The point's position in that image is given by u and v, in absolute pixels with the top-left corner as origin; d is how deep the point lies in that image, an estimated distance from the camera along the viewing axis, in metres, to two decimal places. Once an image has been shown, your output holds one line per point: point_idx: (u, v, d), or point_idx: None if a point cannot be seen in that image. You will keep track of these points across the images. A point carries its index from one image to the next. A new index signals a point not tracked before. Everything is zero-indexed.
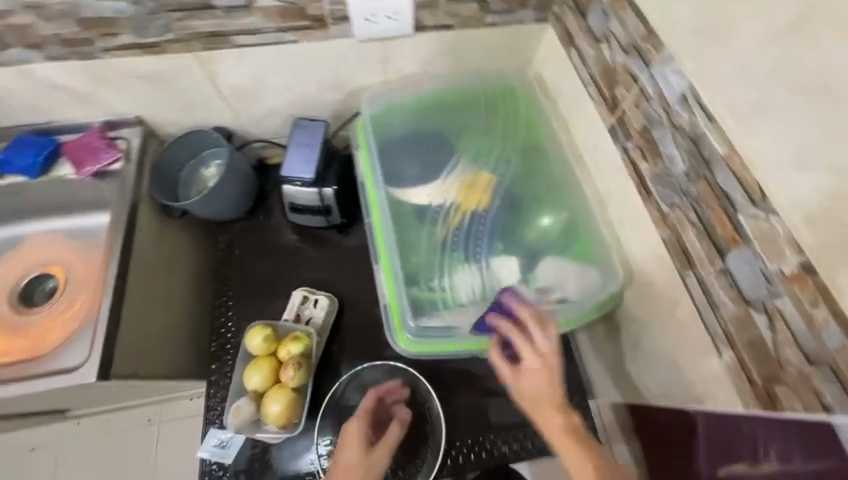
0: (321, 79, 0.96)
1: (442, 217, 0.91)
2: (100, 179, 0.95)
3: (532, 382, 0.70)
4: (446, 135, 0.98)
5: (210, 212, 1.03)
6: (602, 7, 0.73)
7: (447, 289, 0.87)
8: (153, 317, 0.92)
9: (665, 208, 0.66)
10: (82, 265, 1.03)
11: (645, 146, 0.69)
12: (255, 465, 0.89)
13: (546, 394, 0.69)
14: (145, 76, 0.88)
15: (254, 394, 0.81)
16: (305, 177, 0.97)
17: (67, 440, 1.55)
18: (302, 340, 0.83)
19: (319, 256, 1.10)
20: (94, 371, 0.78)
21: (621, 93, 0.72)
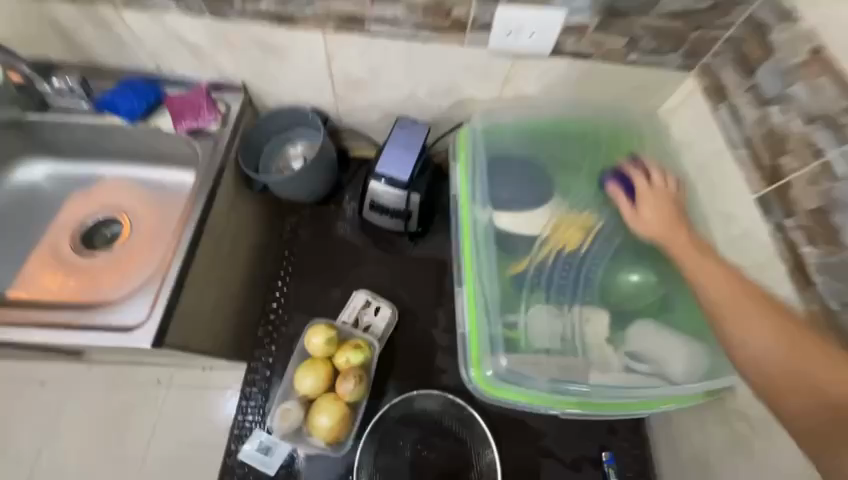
0: (437, 82, 0.92)
1: (537, 251, 0.82)
2: (193, 137, 0.92)
3: (706, 272, 0.63)
4: (553, 166, 0.90)
5: (287, 192, 0.98)
6: (783, 69, 0.65)
7: (536, 332, 0.76)
8: (210, 287, 0.87)
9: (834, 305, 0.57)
10: (151, 217, 1.00)
11: (813, 228, 0.60)
12: (281, 472, 0.82)
13: (724, 290, 0.60)
14: (266, 45, 0.85)
15: (303, 398, 0.74)
16: (399, 179, 0.90)
17: (76, 383, 1.51)
18: (363, 351, 0.76)
19: (384, 260, 1.04)
20: (149, 336, 0.72)
21: (788, 163, 0.64)
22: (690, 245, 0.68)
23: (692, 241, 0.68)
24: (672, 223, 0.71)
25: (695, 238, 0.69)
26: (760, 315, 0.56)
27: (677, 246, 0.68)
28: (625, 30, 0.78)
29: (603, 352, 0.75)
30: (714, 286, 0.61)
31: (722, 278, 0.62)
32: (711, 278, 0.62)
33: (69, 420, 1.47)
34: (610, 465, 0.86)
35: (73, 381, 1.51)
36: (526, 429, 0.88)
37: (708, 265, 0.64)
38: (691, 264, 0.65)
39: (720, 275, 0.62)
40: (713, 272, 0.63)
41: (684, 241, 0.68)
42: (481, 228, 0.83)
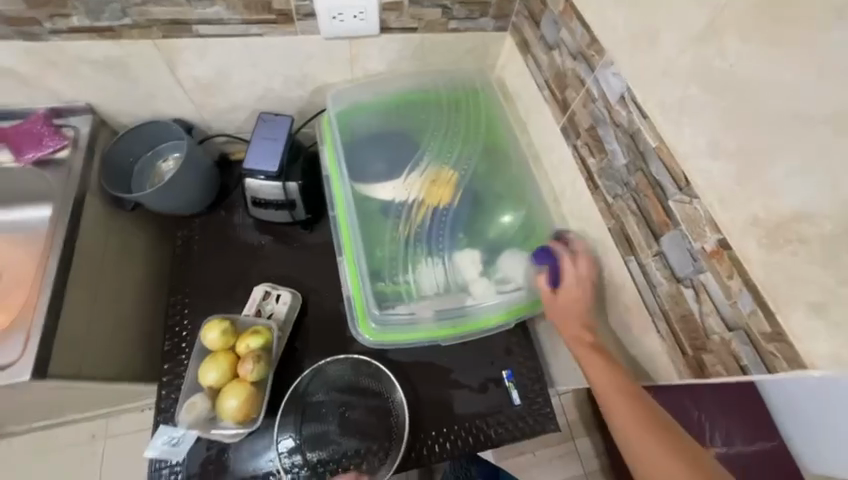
0: (287, 74, 0.97)
1: (407, 212, 0.94)
2: (42, 168, 0.89)
3: (646, 440, 0.57)
4: (411, 134, 1.01)
5: (166, 206, 0.99)
6: (554, 19, 0.80)
7: (412, 282, 0.89)
8: (97, 314, 0.86)
9: (610, 199, 0.72)
10: (19, 262, 0.96)
11: (591, 142, 0.75)
12: (210, 467, 0.85)
13: (670, 462, 0.55)
14: (96, 61, 0.84)
15: (209, 390, 0.78)
16: (268, 171, 0.94)
17: None
18: (263, 334, 0.81)
19: (283, 251, 1.08)
20: (28, 369, 0.72)
21: (571, 95, 0.79)
22: (641, 415, 0.60)
23: (636, 406, 0.61)
24: (611, 379, 0.66)
25: (644, 405, 0.62)
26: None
27: (618, 413, 0.62)
28: (435, 2, 0.88)
29: (478, 285, 0.88)
30: (664, 464, 0.55)
31: (676, 460, 0.55)
32: (659, 465, 0.55)
33: None
34: (509, 381, 1.00)
35: None
36: (433, 368, 0.99)
37: (649, 428, 0.59)
38: (639, 445, 0.58)
39: (674, 457, 0.55)
40: (658, 452, 0.56)
41: (632, 411, 0.61)
42: (352, 200, 0.92)
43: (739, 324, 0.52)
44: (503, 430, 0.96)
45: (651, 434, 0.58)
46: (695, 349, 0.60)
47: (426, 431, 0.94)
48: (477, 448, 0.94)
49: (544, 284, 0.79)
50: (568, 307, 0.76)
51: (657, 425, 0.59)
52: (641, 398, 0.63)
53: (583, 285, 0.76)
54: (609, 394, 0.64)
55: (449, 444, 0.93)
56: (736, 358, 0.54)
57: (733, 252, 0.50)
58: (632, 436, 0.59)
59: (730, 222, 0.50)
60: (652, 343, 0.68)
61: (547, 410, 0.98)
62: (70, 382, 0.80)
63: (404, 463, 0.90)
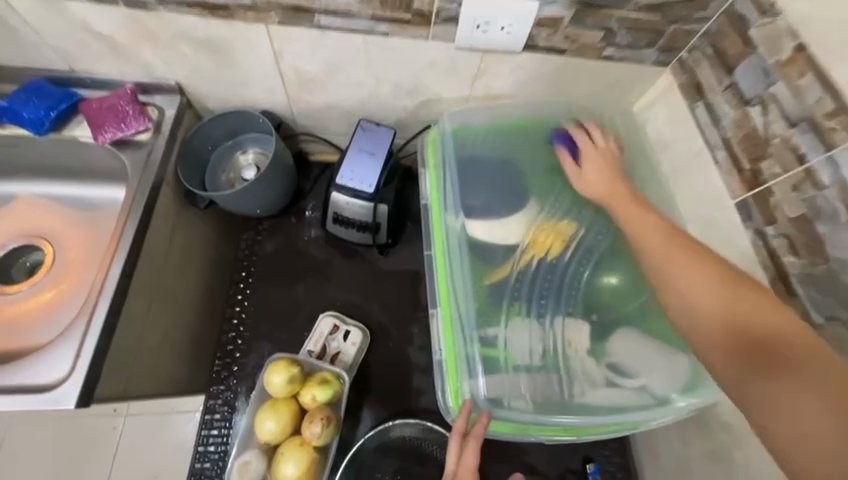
0: (400, 81, 0.84)
1: (514, 262, 0.76)
2: (120, 149, 0.79)
3: (701, 276, 0.51)
4: (528, 168, 0.84)
5: (239, 208, 0.88)
6: (762, 67, 0.63)
7: (512, 353, 0.71)
8: (150, 324, 0.76)
9: (818, 319, 0.54)
10: (75, 242, 0.87)
11: (797, 238, 0.58)
12: None
13: (718, 301, 0.48)
14: (199, 40, 0.73)
15: (266, 445, 0.67)
16: (363, 190, 0.82)
17: (17, 421, 1.37)
18: (331, 385, 0.69)
19: (354, 275, 0.96)
20: (75, 393, 0.62)
21: (769, 168, 0.62)
22: (712, 287, 0.50)
23: (672, 231, 0.58)
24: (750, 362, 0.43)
25: (708, 255, 0.53)
26: (746, 307, 0.47)
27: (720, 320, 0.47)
28: (600, 24, 0.72)
29: (588, 369, 0.72)
30: (749, 314, 0.46)
31: (751, 296, 0.48)
32: (748, 313, 0.46)
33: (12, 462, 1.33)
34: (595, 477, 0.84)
35: (13, 419, 1.37)
36: (508, 445, 0.86)
37: (695, 260, 0.53)
38: (699, 284, 0.51)
39: (739, 293, 0.48)
40: (708, 285, 0.50)
41: (655, 225, 0.60)
42: (456, 240, 0.77)
43: None
44: None
45: (694, 257, 0.53)
46: None
47: None
48: None
49: (565, 158, 0.75)
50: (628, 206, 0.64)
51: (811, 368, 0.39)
52: (719, 262, 0.52)
53: (604, 155, 0.72)
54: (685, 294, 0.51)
55: None
56: None
57: None
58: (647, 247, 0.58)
59: None
60: None
61: None
62: (116, 403, 0.70)
63: None
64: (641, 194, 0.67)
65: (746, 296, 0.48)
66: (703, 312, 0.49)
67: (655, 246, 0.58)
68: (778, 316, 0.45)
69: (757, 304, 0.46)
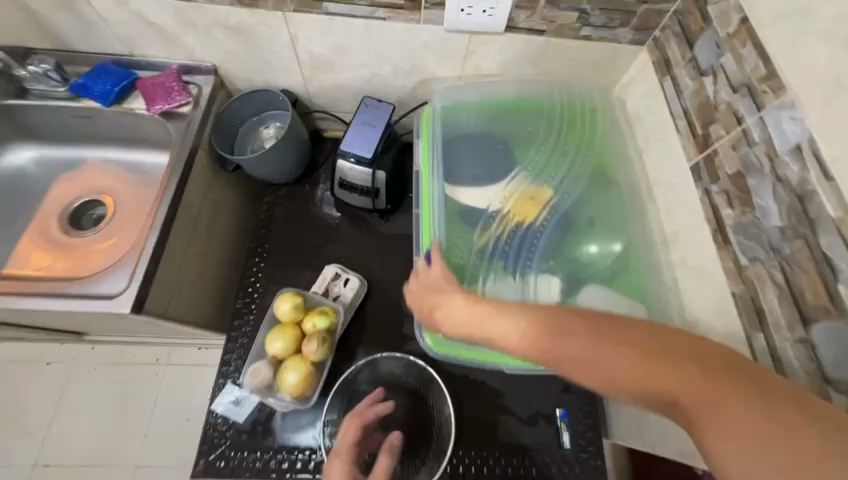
0: (399, 62, 0.95)
1: (492, 224, 0.87)
2: (167, 119, 0.96)
3: (578, 360, 0.45)
4: (511, 142, 0.93)
5: (260, 172, 1.03)
6: (715, 40, 0.69)
7: (485, 299, 0.82)
8: (186, 262, 0.92)
9: (744, 261, 0.62)
10: (132, 198, 1.05)
11: (734, 193, 0.64)
12: (258, 428, 0.89)
13: (614, 361, 0.43)
14: (231, 26, 0.88)
15: (273, 359, 0.81)
16: (363, 155, 0.94)
17: (80, 361, 1.62)
18: (329, 316, 0.83)
19: (357, 235, 1.09)
20: (130, 301, 0.78)
21: (717, 132, 0.68)
22: (579, 342, 0.45)
23: (529, 320, 0.50)
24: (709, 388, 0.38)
25: (541, 311, 0.50)
26: (666, 366, 0.41)
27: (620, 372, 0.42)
28: (573, 6, 0.80)
29: None
30: (637, 374, 0.42)
31: (612, 355, 0.43)
32: (599, 373, 0.44)
33: (77, 393, 1.58)
34: (562, 420, 0.93)
35: (78, 359, 1.62)
36: (485, 388, 0.94)
37: (583, 337, 0.46)
38: (562, 340, 0.47)
39: (595, 346, 0.44)
40: (588, 347, 0.45)
41: (512, 314, 0.52)
42: (440, 201, 0.88)
43: None
44: (548, 469, 0.89)
45: (554, 330, 0.48)
46: None
47: (466, 449, 0.89)
48: None
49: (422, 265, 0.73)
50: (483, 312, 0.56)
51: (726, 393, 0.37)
52: (532, 306, 0.51)
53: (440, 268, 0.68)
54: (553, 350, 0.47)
55: (486, 471, 0.88)
56: None
57: None
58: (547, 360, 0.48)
59: None
60: None
61: (597, 462, 0.90)
62: (158, 320, 0.86)
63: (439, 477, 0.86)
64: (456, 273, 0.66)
65: (612, 350, 0.43)
66: (606, 382, 0.43)
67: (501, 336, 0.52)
68: (639, 353, 0.42)
69: (649, 339, 0.43)
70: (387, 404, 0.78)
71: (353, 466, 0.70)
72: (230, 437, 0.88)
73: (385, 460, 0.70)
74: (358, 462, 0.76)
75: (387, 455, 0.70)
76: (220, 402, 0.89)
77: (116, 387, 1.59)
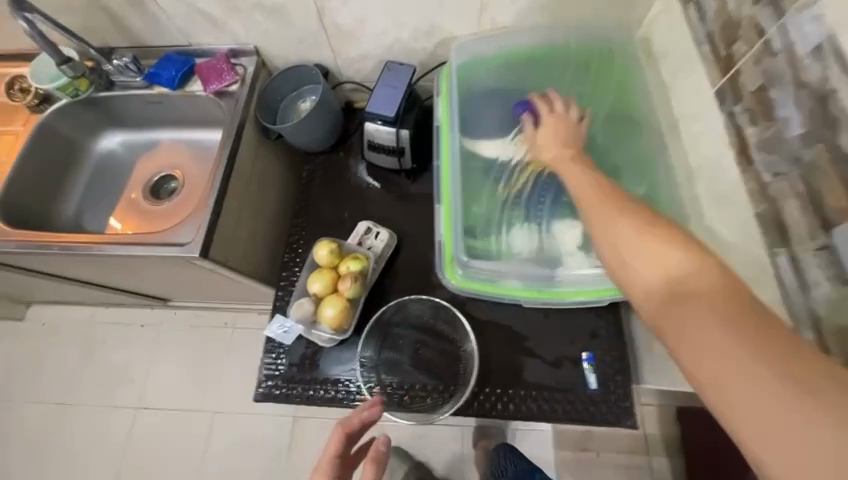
0: (417, 23, 1.00)
1: (511, 175, 0.90)
2: (220, 98, 1.11)
3: (645, 245, 0.47)
4: (529, 92, 0.94)
5: (300, 141, 1.15)
6: None
7: (504, 243, 0.86)
8: (241, 220, 1.07)
9: (767, 178, 0.60)
10: (196, 171, 1.23)
11: (757, 109, 0.62)
12: (306, 362, 1.00)
13: (663, 276, 0.45)
14: (266, 7, 0.99)
15: (315, 298, 0.93)
16: (385, 115, 1.02)
17: (165, 324, 1.91)
18: (361, 260, 0.93)
19: (387, 195, 1.18)
20: (197, 248, 0.94)
21: (739, 49, 0.65)
22: (649, 260, 0.46)
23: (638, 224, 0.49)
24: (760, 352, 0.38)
25: (636, 219, 0.50)
26: (720, 299, 0.41)
27: (662, 296, 0.44)
28: None
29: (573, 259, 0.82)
30: (706, 324, 0.41)
31: (673, 259, 0.45)
32: (656, 288, 0.45)
33: (164, 351, 1.86)
34: (589, 363, 0.94)
35: (164, 322, 1.91)
36: (510, 331, 0.99)
37: (644, 237, 0.47)
38: (621, 237, 0.49)
39: (663, 248, 0.46)
40: (655, 256, 0.46)
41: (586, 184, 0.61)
42: (458, 154, 0.93)
43: None
44: (573, 407, 0.92)
45: (621, 216, 0.52)
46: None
47: (492, 386, 0.95)
48: (541, 417, 0.92)
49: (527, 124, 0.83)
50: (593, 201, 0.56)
51: (789, 374, 0.36)
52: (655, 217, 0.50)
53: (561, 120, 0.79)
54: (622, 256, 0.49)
55: (511, 405, 0.93)
56: None
57: None
58: (587, 218, 0.56)
59: None
60: None
61: (624, 402, 0.90)
62: (220, 267, 1.02)
63: (466, 406, 0.93)
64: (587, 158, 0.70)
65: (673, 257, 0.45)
66: (638, 278, 0.46)
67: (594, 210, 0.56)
68: (709, 280, 0.43)
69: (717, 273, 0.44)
70: (371, 409, 0.81)
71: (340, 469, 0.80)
72: (283, 368, 1.00)
73: (370, 470, 0.77)
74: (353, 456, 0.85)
75: (374, 464, 0.78)
76: (270, 328, 0.94)
77: (194, 346, 1.85)
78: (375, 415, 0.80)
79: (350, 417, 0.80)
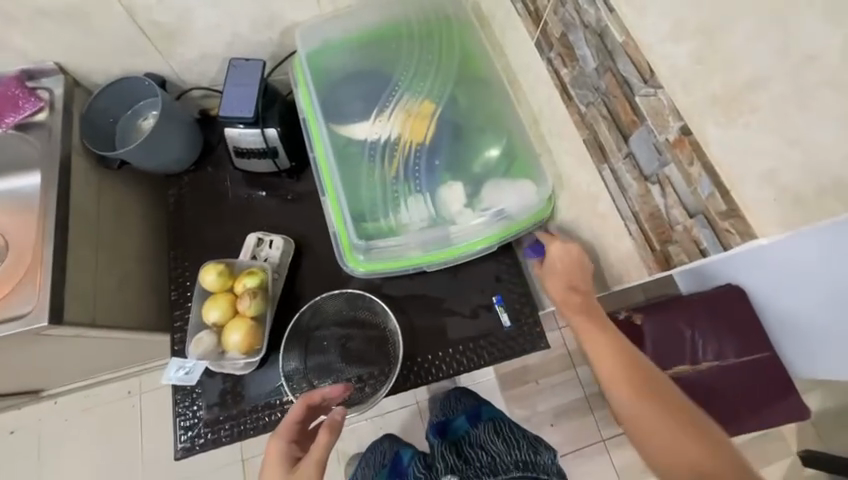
0: (251, 14, 0.93)
1: (387, 152, 0.91)
2: (25, 131, 0.90)
3: (675, 427, 0.59)
4: (384, 69, 0.96)
5: (152, 163, 1.01)
6: None
7: (394, 218, 0.88)
8: (100, 270, 0.91)
9: (583, 108, 0.71)
10: (21, 227, 0.99)
11: (564, 52, 0.72)
12: (228, 397, 0.92)
13: (671, 425, 0.59)
14: (53, 15, 0.83)
15: (215, 328, 0.85)
16: (244, 116, 0.94)
17: (46, 418, 1.57)
18: (257, 274, 0.86)
19: (272, 201, 1.10)
20: (46, 314, 0.77)
21: (542, 3, 0.74)
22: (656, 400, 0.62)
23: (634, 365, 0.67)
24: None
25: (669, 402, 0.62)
26: (710, 451, 0.56)
27: (666, 425, 0.60)
28: None
29: (460, 217, 0.88)
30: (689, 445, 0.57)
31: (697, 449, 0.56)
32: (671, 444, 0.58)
33: (55, 449, 1.55)
34: (499, 305, 1.03)
35: (43, 417, 1.57)
36: (428, 299, 1.03)
37: (660, 411, 0.61)
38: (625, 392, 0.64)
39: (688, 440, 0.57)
40: (660, 411, 0.61)
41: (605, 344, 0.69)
42: (331, 143, 0.91)
43: (698, 208, 0.52)
44: (496, 347, 1.00)
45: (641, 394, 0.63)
46: (663, 243, 0.61)
47: (423, 355, 0.99)
48: (471, 367, 0.99)
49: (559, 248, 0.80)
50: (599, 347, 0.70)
51: None
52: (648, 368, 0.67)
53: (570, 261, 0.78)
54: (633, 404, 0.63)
55: (444, 365, 0.99)
56: (696, 242, 0.55)
57: (693, 136, 0.50)
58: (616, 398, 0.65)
59: (692, 104, 0.49)
60: (624, 245, 0.70)
61: (537, 328, 1.01)
62: (87, 330, 0.86)
63: (404, 381, 0.97)
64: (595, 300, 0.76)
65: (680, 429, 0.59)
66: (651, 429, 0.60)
67: (613, 371, 0.66)
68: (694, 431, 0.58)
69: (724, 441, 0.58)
70: (334, 387, 0.79)
71: (293, 443, 0.73)
72: (203, 413, 0.91)
73: (321, 434, 0.68)
74: (311, 431, 0.78)
75: (326, 431, 0.68)
76: (167, 374, 0.83)
77: (95, 431, 1.56)
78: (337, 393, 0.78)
79: (316, 392, 0.77)
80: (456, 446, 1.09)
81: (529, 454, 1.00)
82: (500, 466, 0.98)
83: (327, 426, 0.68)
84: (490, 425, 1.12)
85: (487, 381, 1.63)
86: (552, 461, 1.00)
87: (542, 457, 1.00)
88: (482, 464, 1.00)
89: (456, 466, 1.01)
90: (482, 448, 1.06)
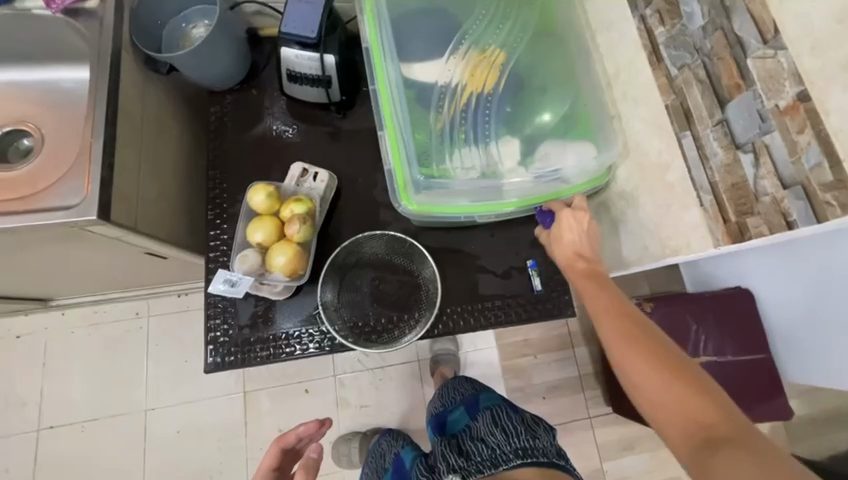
0: None
1: (449, 97, 0.87)
2: (74, 18, 0.85)
3: (658, 374, 0.60)
4: (457, 9, 0.90)
5: (196, 72, 0.95)
6: None
7: (449, 167, 0.86)
8: (142, 176, 0.88)
9: (674, 71, 0.68)
10: (57, 122, 0.95)
11: (664, 8, 0.69)
12: (259, 321, 0.93)
13: (655, 372, 0.60)
14: None
15: (260, 248, 0.87)
16: (307, 37, 0.89)
17: (53, 328, 1.58)
18: (305, 202, 0.88)
19: (316, 135, 1.07)
20: (93, 208, 0.75)
21: None
22: (646, 352, 0.63)
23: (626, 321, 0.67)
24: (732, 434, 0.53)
25: (669, 359, 0.61)
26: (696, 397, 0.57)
27: (649, 374, 0.61)
28: None
29: (513, 174, 0.85)
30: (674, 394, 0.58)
31: (692, 400, 0.57)
32: (660, 393, 0.59)
33: (59, 358, 1.56)
34: (533, 270, 1.03)
35: (50, 327, 1.58)
36: (463, 254, 1.03)
37: (647, 359, 0.62)
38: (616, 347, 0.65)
39: (682, 390, 0.58)
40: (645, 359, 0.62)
41: (608, 304, 0.70)
42: (395, 80, 0.87)
43: (797, 180, 0.53)
44: (525, 309, 1.01)
45: (640, 350, 0.63)
46: (740, 215, 0.61)
47: (452, 306, 1.00)
48: (497, 325, 1.00)
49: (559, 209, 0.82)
50: (599, 300, 0.71)
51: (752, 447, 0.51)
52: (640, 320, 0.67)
53: (579, 232, 0.79)
54: (620, 352, 0.64)
55: (472, 320, 1.00)
56: (783, 214, 0.56)
57: (811, 102, 0.49)
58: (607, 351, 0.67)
59: (818, 68, 0.49)
60: (688, 217, 0.70)
61: (566, 296, 1.03)
62: (127, 234, 0.84)
63: (432, 329, 0.98)
64: (599, 267, 0.77)
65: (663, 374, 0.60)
66: (638, 377, 0.62)
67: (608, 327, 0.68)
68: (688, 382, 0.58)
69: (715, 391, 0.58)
70: (308, 425, 0.86)
71: None
72: (233, 332, 0.92)
73: (298, 475, 0.76)
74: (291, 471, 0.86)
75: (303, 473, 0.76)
76: (213, 284, 0.87)
77: (100, 347, 1.57)
78: (311, 430, 0.86)
79: (286, 436, 0.85)
80: (453, 439, 0.91)
81: (527, 439, 0.85)
82: (501, 457, 0.82)
83: (302, 467, 0.77)
84: (489, 415, 0.93)
85: (489, 350, 1.67)
86: (550, 443, 0.87)
87: (541, 441, 0.86)
88: (483, 457, 0.83)
89: (457, 463, 0.82)
90: (480, 439, 0.87)
